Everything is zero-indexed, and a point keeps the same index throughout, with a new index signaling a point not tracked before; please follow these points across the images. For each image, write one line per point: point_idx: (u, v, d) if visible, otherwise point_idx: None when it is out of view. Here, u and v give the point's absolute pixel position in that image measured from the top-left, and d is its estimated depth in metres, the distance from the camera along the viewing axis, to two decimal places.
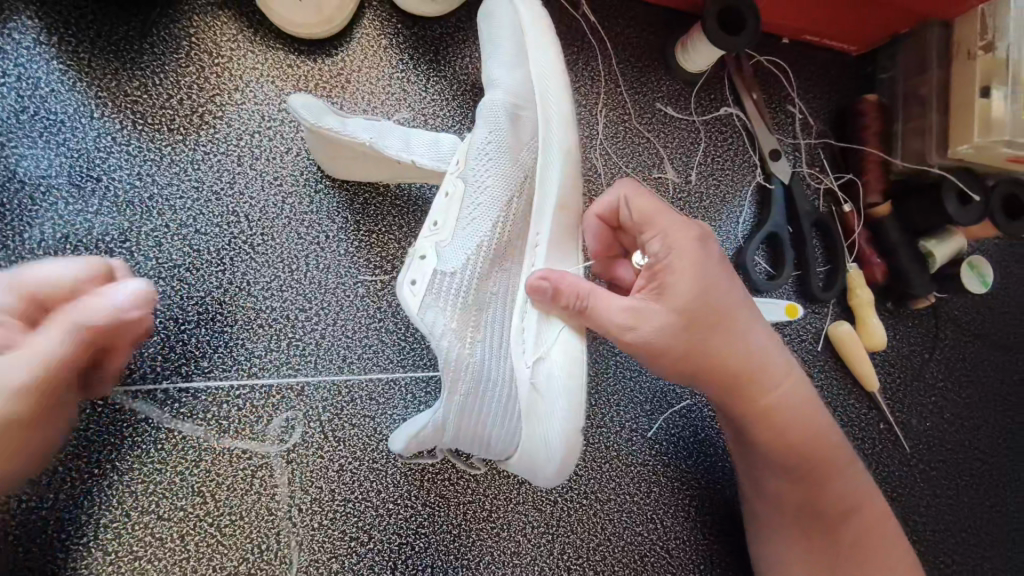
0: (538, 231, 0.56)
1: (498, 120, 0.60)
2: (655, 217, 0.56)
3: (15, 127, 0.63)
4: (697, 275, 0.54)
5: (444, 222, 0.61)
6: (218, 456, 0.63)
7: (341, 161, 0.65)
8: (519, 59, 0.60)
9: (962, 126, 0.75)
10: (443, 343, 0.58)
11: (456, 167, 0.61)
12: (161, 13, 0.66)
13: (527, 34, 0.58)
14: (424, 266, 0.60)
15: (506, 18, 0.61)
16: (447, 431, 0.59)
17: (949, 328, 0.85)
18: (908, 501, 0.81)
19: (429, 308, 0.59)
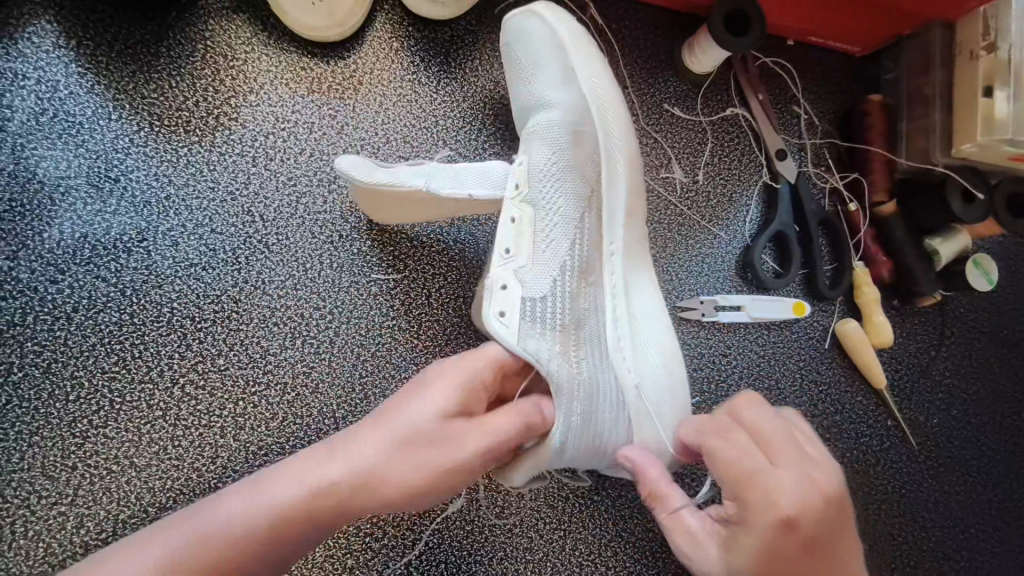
0: (614, 238, 0.62)
1: (558, 140, 0.62)
2: (741, 477, 0.44)
3: (34, 128, 0.64)
4: (772, 547, 0.42)
5: (523, 251, 0.60)
6: (234, 453, 0.64)
7: (382, 208, 0.65)
8: (568, 77, 0.63)
9: (966, 126, 0.76)
10: (552, 367, 0.56)
11: (518, 192, 0.62)
12: (178, 17, 0.68)
13: (571, 51, 0.64)
14: (511, 294, 0.59)
15: (546, 41, 0.64)
16: (568, 452, 0.55)
17: (955, 325, 0.86)
18: (915, 497, 0.82)
19: (528, 337, 0.57)
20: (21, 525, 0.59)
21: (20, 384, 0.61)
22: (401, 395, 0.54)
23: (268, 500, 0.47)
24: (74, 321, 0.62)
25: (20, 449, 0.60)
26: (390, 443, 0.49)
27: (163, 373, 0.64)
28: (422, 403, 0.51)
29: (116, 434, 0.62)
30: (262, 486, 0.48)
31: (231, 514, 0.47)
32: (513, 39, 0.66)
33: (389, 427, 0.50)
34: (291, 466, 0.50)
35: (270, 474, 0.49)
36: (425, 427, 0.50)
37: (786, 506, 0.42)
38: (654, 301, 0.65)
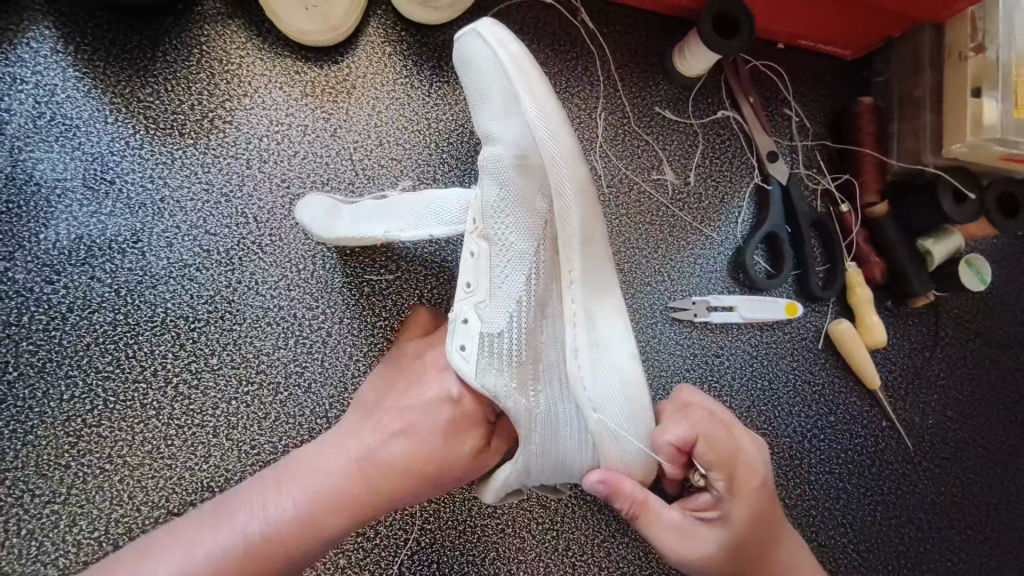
0: (570, 270, 0.56)
1: (504, 172, 0.58)
2: (733, 459, 0.54)
3: (33, 132, 0.65)
4: (754, 507, 0.54)
5: (481, 286, 0.58)
6: (227, 452, 0.64)
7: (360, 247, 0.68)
8: (511, 104, 0.57)
9: (955, 128, 0.76)
10: (510, 405, 0.56)
11: (475, 227, 0.59)
12: (174, 23, 0.69)
13: (514, 72, 0.56)
14: (469, 329, 0.57)
15: (488, 66, 0.58)
16: (533, 468, 0.57)
17: (950, 325, 0.85)
18: (911, 498, 0.82)
19: (486, 372, 0.56)
20: (14, 523, 0.59)
21: (15, 383, 0.61)
22: (425, 410, 0.56)
23: (304, 512, 0.51)
24: (69, 321, 0.63)
25: (14, 448, 0.60)
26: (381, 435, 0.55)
27: (157, 373, 0.64)
28: (456, 429, 0.56)
29: (109, 433, 0.62)
30: (294, 495, 0.52)
31: (271, 525, 0.50)
32: (463, 67, 0.61)
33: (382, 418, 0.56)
34: (295, 467, 0.54)
35: (295, 481, 0.53)
36: (417, 422, 0.56)
37: (763, 476, 0.55)
38: (625, 329, 0.58)
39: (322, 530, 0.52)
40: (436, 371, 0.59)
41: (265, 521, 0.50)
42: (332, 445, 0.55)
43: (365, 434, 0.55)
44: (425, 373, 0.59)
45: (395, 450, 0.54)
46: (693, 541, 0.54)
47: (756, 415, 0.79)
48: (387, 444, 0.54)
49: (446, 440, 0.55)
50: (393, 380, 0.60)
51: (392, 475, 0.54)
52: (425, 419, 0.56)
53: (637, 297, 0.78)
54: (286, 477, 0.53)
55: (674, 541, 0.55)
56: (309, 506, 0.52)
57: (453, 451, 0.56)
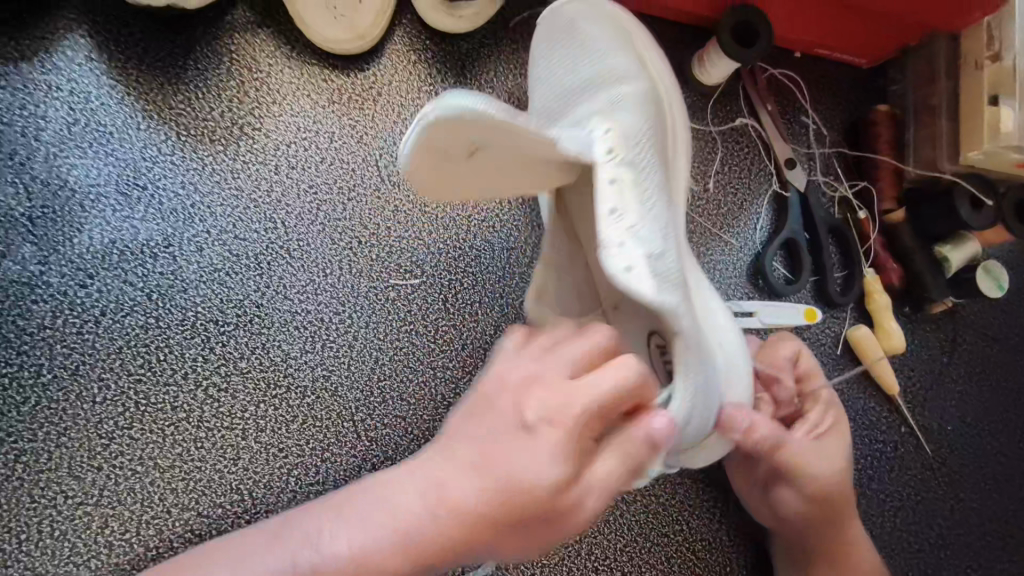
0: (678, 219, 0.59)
1: (627, 96, 0.54)
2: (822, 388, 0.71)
3: (68, 138, 0.66)
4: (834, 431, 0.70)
5: (638, 205, 0.49)
6: (256, 455, 0.65)
7: (448, 182, 0.56)
8: (618, 42, 0.57)
9: (971, 134, 0.78)
10: (687, 346, 0.47)
11: (612, 146, 0.49)
12: (205, 32, 0.70)
13: (618, 14, 0.58)
14: (635, 250, 0.46)
15: (593, 1, 0.57)
16: (692, 427, 0.50)
17: (967, 332, 0.86)
18: (930, 504, 0.82)
19: (669, 304, 0.46)
20: (48, 524, 0.60)
21: (49, 385, 0.62)
22: (500, 437, 0.46)
23: (367, 550, 0.46)
24: (102, 324, 0.64)
25: (47, 449, 0.61)
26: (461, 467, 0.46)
27: (187, 375, 0.65)
28: (535, 461, 0.45)
29: (141, 435, 0.63)
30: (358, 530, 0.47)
31: (328, 561, 0.46)
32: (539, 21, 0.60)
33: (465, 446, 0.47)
34: (369, 496, 0.48)
35: (356, 514, 0.48)
36: (501, 453, 0.46)
37: None
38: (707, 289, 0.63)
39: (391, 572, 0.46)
40: (527, 391, 0.48)
41: (328, 555, 0.47)
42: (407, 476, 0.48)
43: (441, 464, 0.47)
44: (500, 390, 0.49)
45: (476, 488, 0.45)
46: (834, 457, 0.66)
47: None
48: (460, 476, 0.46)
49: (524, 473, 0.45)
50: (471, 402, 0.50)
51: (467, 512, 0.45)
52: (510, 448, 0.46)
53: None
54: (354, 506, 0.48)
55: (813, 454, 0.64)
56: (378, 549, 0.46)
57: (538, 488, 0.45)
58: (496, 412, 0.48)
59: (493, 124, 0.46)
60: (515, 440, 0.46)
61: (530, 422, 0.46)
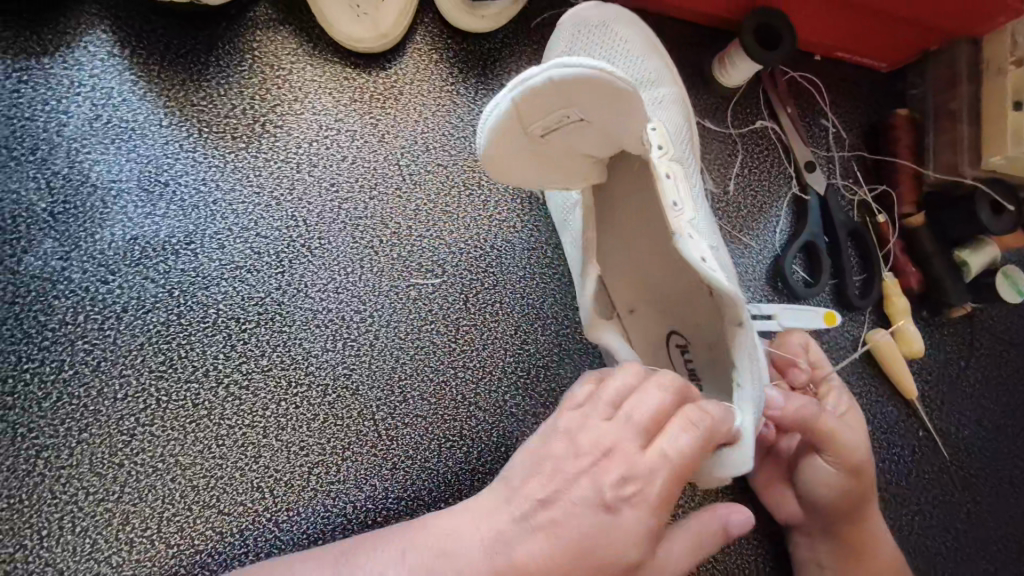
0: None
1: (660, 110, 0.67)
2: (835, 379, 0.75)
3: (90, 133, 0.66)
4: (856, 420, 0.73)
5: (690, 204, 0.56)
6: (277, 453, 0.64)
7: (520, 162, 0.54)
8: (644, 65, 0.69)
9: (994, 140, 0.77)
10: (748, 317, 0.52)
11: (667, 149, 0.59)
12: (227, 29, 0.70)
13: (642, 41, 0.70)
14: (699, 241, 0.54)
15: (621, 30, 0.69)
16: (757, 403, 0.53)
17: (985, 336, 0.86)
18: (948, 509, 0.82)
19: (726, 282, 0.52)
20: (68, 521, 0.59)
21: (71, 381, 0.62)
22: (579, 509, 0.46)
23: None
24: (124, 321, 0.64)
25: (68, 446, 0.61)
26: (533, 533, 0.46)
27: (208, 373, 0.64)
28: (613, 538, 0.45)
29: (162, 433, 0.63)
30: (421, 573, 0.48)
31: None
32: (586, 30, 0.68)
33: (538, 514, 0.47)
34: (438, 541, 0.49)
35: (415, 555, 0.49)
36: (577, 525, 0.46)
37: None
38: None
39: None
40: (603, 457, 0.47)
41: None
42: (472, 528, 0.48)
43: (509, 521, 0.48)
44: (571, 454, 0.48)
45: (546, 556, 0.45)
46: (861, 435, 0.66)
47: None
48: (530, 538, 0.46)
49: (603, 550, 0.45)
50: (543, 460, 0.49)
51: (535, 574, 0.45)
52: (584, 518, 0.46)
53: None
54: (421, 548, 0.49)
55: (843, 427, 0.64)
56: None
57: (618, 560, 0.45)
58: (569, 475, 0.47)
59: (596, 86, 0.48)
60: (590, 511, 0.46)
61: (608, 498, 0.46)
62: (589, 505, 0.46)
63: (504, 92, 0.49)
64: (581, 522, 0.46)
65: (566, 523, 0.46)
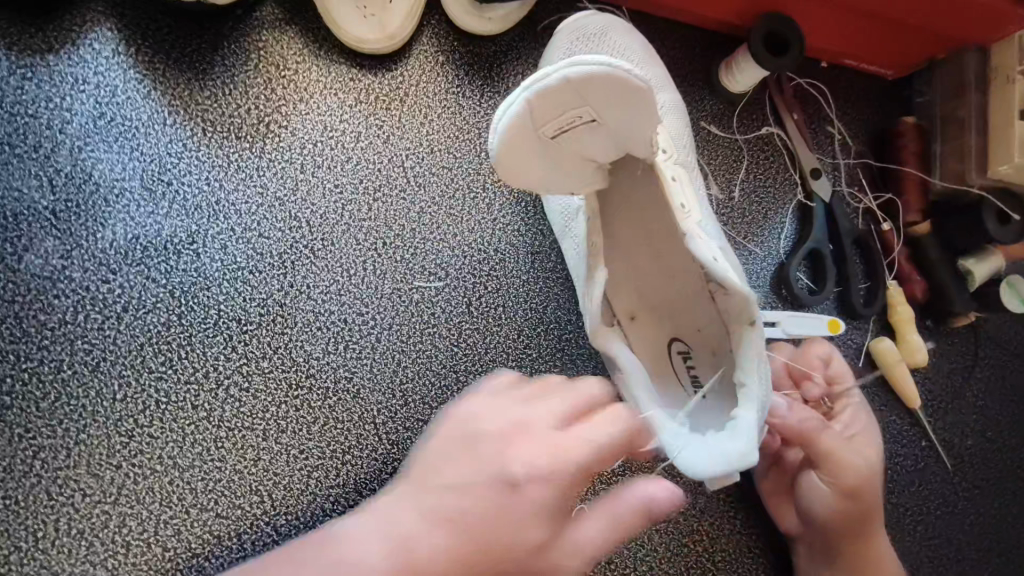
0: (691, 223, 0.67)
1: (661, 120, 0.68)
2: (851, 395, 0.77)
3: (93, 132, 0.65)
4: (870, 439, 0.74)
5: (695, 206, 0.58)
6: (276, 456, 0.64)
7: (531, 164, 0.54)
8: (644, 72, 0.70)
9: (1002, 149, 0.77)
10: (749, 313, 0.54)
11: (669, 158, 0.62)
12: (233, 28, 0.70)
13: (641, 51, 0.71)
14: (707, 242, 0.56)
15: (617, 37, 0.70)
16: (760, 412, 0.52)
17: (989, 346, 0.85)
18: (949, 519, 0.81)
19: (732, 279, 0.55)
20: (65, 523, 0.59)
21: (69, 381, 0.61)
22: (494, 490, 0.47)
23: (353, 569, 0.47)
24: (124, 321, 0.63)
25: (66, 446, 0.60)
26: (433, 522, 0.47)
27: (208, 374, 0.64)
28: (510, 522, 0.46)
29: (161, 435, 0.62)
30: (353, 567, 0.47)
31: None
32: (578, 38, 0.69)
33: (438, 500, 0.48)
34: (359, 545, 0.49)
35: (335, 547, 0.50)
36: (471, 509, 0.47)
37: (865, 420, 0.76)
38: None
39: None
40: (494, 442, 0.49)
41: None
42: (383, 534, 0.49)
43: (411, 513, 0.49)
44: (473, 441, 0.50)
45: (436, 542, 0.47)
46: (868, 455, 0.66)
47: None
48: (432, 530, 0.47)
49: (495, 534, 0.46)
50: (446, 450, 0.51)
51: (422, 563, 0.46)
52: (477, 505, 0.47)
53: None
54: (319, 560, 0.50)
55: (846, 446, 0.65)
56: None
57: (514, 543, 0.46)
58: (462, 462, 0.49)
59: (615, 84, 0.48)
60: (486, 495, 0.47)
61: (506, 481, 0.47)
62: (484, 489, 0.47)
63: (518, 92, 0.50)
64: (479, 508, 0.47)
65: (462, 509, 0.47)
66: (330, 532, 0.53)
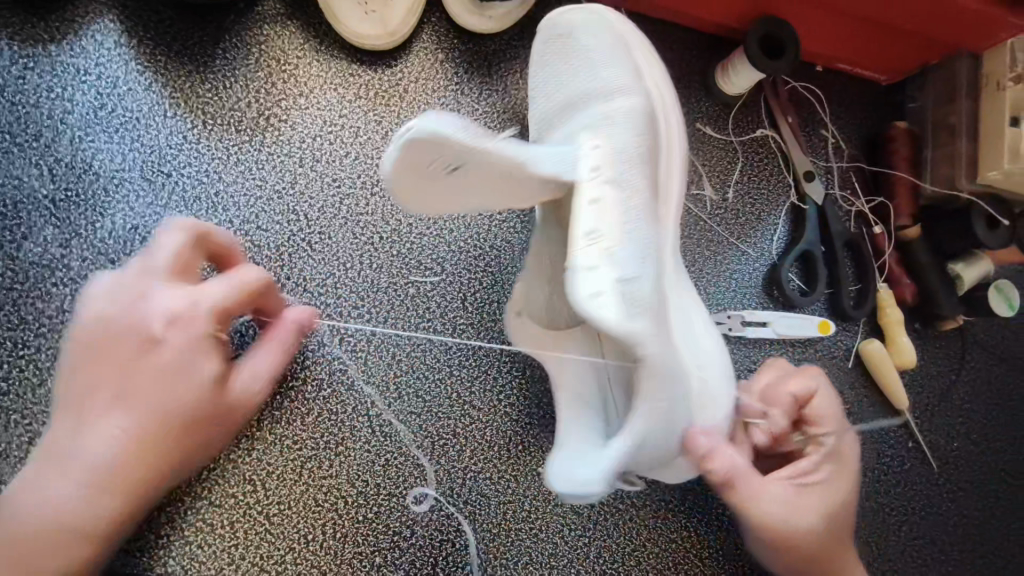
0: (670, 234, 0.59)
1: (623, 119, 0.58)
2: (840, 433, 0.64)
3: (94, 122, 0.66)
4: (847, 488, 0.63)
5: (609, 231, 0.52)
6: (271, 446, 0.65)
7: (425, 192, 0.54)
8: (624, 66, 0.61)
9: (991, 154, 0.78)
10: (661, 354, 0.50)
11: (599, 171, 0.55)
12: (234, 21, 0.70)
13: (623, 40, 0.63)
14: (604, 272, 0.50)
15: (597, 30, 0.63)
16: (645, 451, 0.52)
17: (976, 350, 0.87)
18: (933, 520, 0.83)
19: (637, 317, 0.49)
20: None
21: None
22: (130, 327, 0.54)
23: (129, 437, 0.53)
24: None
25: None
26: (126, 387, 0.53)
27: None
28: (177, 389, 0.54)
29: None
30: (111, 445, 0.53)
31: (106, 461, 0.53)
32: (550, 38, 0.64)
33: (123, 363, 0.54)
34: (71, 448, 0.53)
35: (76, 424, 0.54)
36: (167, 368, 0.54)
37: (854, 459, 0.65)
38: (692, 301, 0.62)
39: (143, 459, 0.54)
40: (153, 303, 0.54)
41: (93, 463, 0.53)
42: (113, 434, 0.53)
43: (137, 408, 0.53)
44: (129, 307, 0.54)
45: (124, 412, 0.53)
46: (806, 510, 0.60)
47: None
48: (113, 413, 0.53)
49: (179, 388, 0.54)
50: (103, 329, 0.54)
51: (176, 419, 0.55)
52: (140, 364, 0.54)
53: None
54: (80, 451, 0.53)
55: (778, 503, 0.59)
56: (138, 464, 0.54)
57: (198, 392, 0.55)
58: (102, 323, 0.54)
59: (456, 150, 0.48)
60: (149, 357, 0.54)
61: (151, 336, 0.54)
62: (149, 350, 0.54)
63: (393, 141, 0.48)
64: (142, 366, 0.54)
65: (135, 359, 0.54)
66: (71, 458, 0.53)
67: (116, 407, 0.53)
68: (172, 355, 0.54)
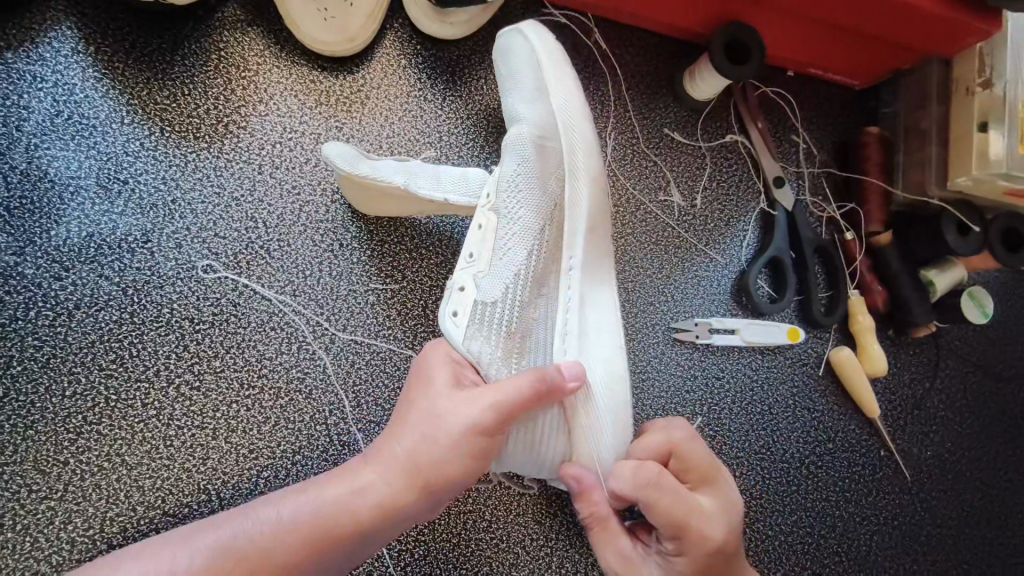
0: (572, 256, 0.61)
1: (525, 149, 0.62)
2: (693, 520, 0.53)
3: (49, 129, 0.65)
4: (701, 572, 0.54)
5: (484, 253, 0.61)
6: (226, 455, 0.64)
7: (366, 200, 0.67)
8: (540, 93, 0.64)
9: (962, 159, 0.77)
10: (491, 371, 0.57)
11: (488, 200, 0.62)
12: (193, 28, 0.70)
13: (545, 66, 0.64)
14: (465, 296, 0.59)
15: (522, 55, 0.65)
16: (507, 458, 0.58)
17: (950, 357, 0.86)
18: (906, 530, 0.82)
19: (474, 338, 0.58)
20: (10, 519, 0.59)
21: (18, 377, 0.61)
22: (446, 415, 0.51)
23: (411, 446, 0.50)
24: (75, 318, 0.63)
25: (13, 442, 0.60)
26: (419, 409, 0.52)
27: (159, 373, 0.64)
28: (437, 403, 0.52)
29: (110, 431, 0.62)
30: (399, 443, 0.51)
31: (384, 468, 0.50)
32: (501, 57, 0.68)
33: (396, 411, 0.55)
34: (379, 455, 0.51)
35: (364, 460, 0.51)
36: (430, 396, 0.53)
37: (720, 535, 0.54)
38: (610, 321, 0.63)
39: (307, 548, 0.46)
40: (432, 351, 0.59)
41: (388, 465, 0.50)
42: (393, 445, 0.51)
43: (416, 421, 0.52)
44: (416, 375, 0.56)
45: (402, 426, 0.52)
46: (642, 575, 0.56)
47: (755, 440, 0.79)
48: (397, 429, 0.52)
49: (445, 407, 0.52)
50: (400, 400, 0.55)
51: (447, 431, 0.50)
52: (414, 397, 0.54)
53: (640, 316, 0.77)
54: (360, 469, 0.50)
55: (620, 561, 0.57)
56: (411, 461, 0.50)
57: (461, 409, 0.51)
58: (402, 394, 0.56)
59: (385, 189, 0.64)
60: (426, 386, 0.54)
61: (423, 379, 0.55)
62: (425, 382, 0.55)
63: (342, 158, 0.65)
64: (417, 396, 0.54)
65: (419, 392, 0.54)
66: (304, 484, 0.50)
67: (401, 426, 0.52)
68: (444, 383, 0.54)
